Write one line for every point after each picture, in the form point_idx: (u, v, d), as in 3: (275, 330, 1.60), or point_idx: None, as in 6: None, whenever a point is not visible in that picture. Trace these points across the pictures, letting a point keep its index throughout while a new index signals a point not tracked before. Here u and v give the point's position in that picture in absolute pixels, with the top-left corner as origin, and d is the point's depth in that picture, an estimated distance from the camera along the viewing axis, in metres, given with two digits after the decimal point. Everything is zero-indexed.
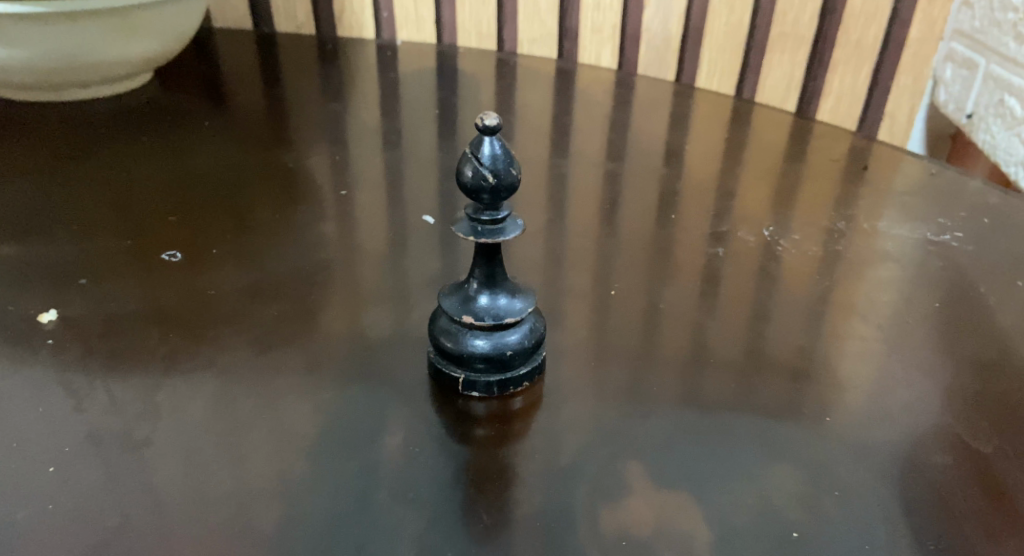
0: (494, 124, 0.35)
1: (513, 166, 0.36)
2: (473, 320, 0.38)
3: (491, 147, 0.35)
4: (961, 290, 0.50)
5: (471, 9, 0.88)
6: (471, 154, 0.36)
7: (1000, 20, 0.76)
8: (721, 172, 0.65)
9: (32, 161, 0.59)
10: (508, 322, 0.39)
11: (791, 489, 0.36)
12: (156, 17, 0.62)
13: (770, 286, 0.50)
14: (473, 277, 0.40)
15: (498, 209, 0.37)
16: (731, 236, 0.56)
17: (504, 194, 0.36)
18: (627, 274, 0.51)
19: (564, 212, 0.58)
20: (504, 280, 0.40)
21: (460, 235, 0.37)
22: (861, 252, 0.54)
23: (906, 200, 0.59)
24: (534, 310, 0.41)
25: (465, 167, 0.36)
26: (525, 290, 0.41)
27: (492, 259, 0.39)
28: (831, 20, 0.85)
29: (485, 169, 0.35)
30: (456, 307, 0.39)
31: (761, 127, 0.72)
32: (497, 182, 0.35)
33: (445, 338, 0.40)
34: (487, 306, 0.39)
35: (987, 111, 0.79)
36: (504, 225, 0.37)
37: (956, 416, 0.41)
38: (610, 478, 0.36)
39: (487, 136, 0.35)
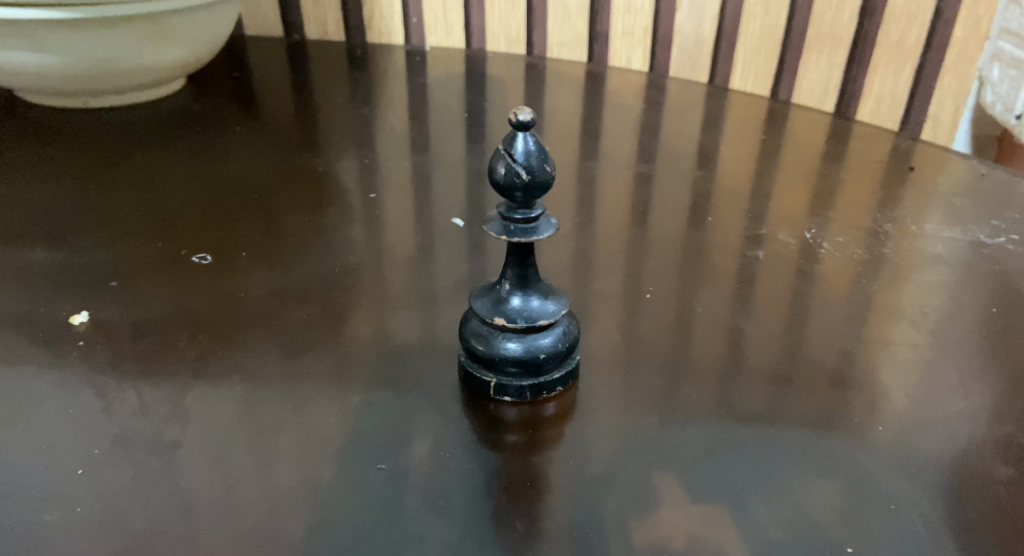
0: (528, 118, 0.34)
1: (547, 163, 0.35)
2: (504, 322, 0.37)
3: (525, 143, 0.34)
4: (1017, 294, 0.48)
5: (501, 14, 0.87)
6: (504, 150, 0.35)
7: None
8: (758, 175, 0.63)
9: (66, 165, 0.60)
10: (541, 325, 0.37)
11: (839, 502, 0.34)
12: (190, 22, 0.62)
13: (814, 289, 0.49)
14: (505, 278, 0.39)
15: (531, 207, 0.36)
16: (769, 238, 0.54)
17: (538, 192, 0.35)
18: (663, 278, 0.50)
19: (596, 215, 0.57)
20: (537, 281, 0.39)
21: (492, 235, 0.36)
22: (907, 254, 0.52)
23: (954, 202, 0.57)
24: (567, 313, 0.40)
25: (497, 165, 0.35)
26: (558, 292, 0.40)
27: (524, 259, 0.38)
28: (870, 21, 0.83)
29: (519, 166, 0.34)
30: (486, 309, 0.38)
31: (798, 129, 0.70)
32: (530, 179, 0.34)
33: (476, 341, 0.38)
34: (519, 308, 0.38)
35: None
36: (537, 224, 0.36)
37: (1015, 425, 0.39)
38: (648, 489, 0.35)
39: (521, 132, 0.34)
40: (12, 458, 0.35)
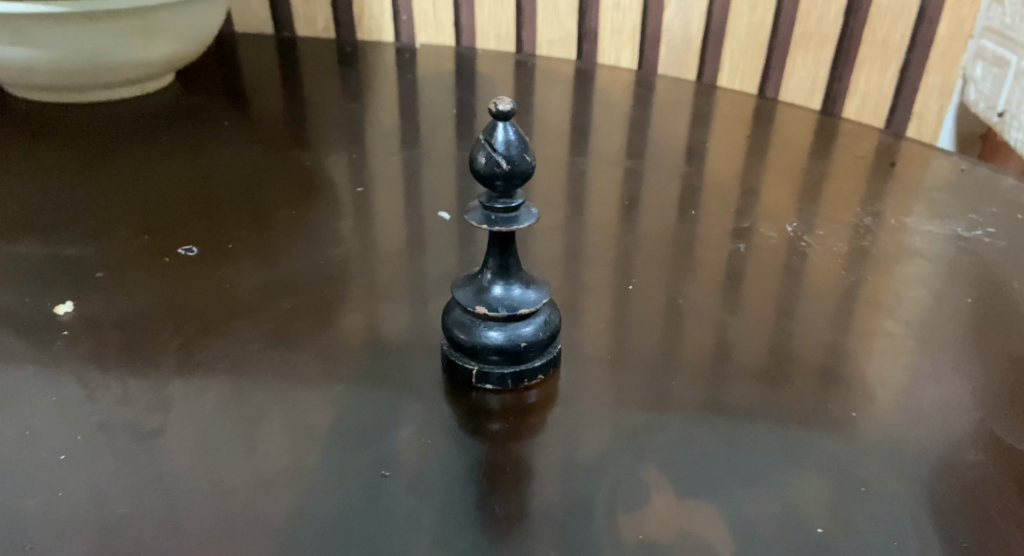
0: (508, 108, 0.34)
1: (527, 153, 0.35)
2: (486, 311, 0.38)
3: (504, 133, 0.34)
4: (995, 286, 0.48)
5: (490, 12, 0.86)
6: (484, 140, 0.35)
7: None
8: (744, 170, 0.64)
9: (52, 159, 0.60)
10: (522, 313, 0.38)
11: (818, 490, 0.35)
12: (179, 18, 0.62)
13: (796, 283, 0.49)
14: (487, 267, 0.39)
15: (511, 197, 0.37)
16: (753, 232, 0.55)
17: (517, 181, 0.35)
18: (647, 271, 0.50)
19: (583, 210, 0.58)
20: (518, 270, 0.39)
21: (473, 224, 0.37)
22: (889, 248, 0.52)
23: (934, 197, 0.58)
24: (549, 302, 0.41)
25: (478, 154, 0.35)
26: (539, 281, 0.40)
27: (506, 249, 0.39)
28: (857, 19, 0.82)
29: (498, 155, 0.34)
30: (468, 298, 0.39)
31: (785, 125, 0.71)
32: (510, 169, 0.35)
33: (458, 329, 0.39)
34: (501, 296, 0.38)
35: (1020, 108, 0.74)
36: (517, 213, 0.37)
37: (989, 414, 0.39)
38: (629, 477, 0.35)
39: (500, 122, 0.35)
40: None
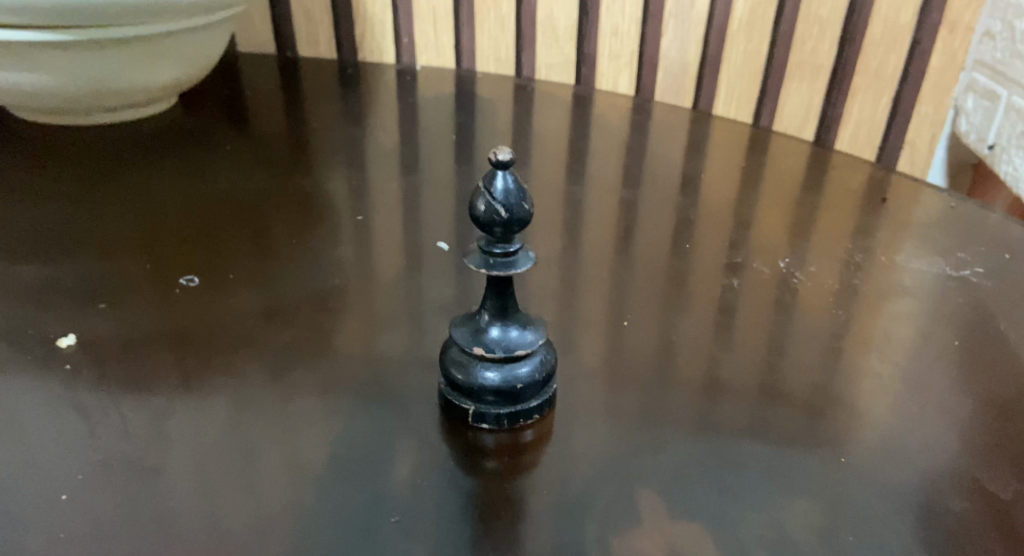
0: (507, 158, 0.35)
1: (525, 201, 0.36)
2: (483, 352, 0.39)
3: (503, 182, 0.35)
4: (983, 327, 0.49)
5: (490, 36, 0.86)
6: (484, 188, 0.36)
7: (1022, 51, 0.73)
8: (738, 201, 0.64)
9: (54, 184, 0.61)
10: (518, 354, 0.39)
11: (813, 518, 0.36)
12: (183, 43, 0.62)
13: (786, 319, 0.50)
14: (484, 309, 0.40)
15: (510, 242, 0.37)
16: (746, 267, 0.56)
17: (516, 228, 0.36)
18: (640, 305, 0.51)
19: (579, 240, 0.58)
20: (516, 312, 0.40)
21: (472, 267, 0.38)
22: (878, 286, 0.53)
23: (924, 233, 0.59)
24: (545, 344, 0.41)
25: (478, 201, 0.36)
26: (536, 323, 0.41)
27: (504, 291, 0.39)
28: (851, 49, 0.81)
29: (498, 204, 0.35)
30: (466, 339, 0.39)
31: (778, 156, 0.72)
32: (509, 216, 0.35)
33: (455, 369, 0.40)
34: (498, 338, 0.39)
35: (1010, 142, 0.76)
36: (515, 257, 0.38)
37: (976, 458, 0.40)
38: (628, 504, 0.36)
39: (500, 170, 0.35)
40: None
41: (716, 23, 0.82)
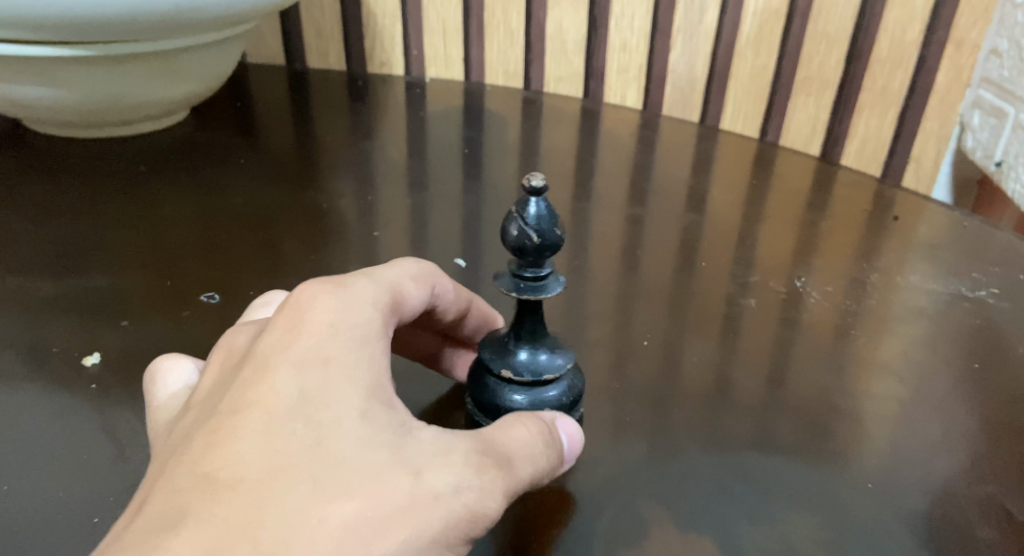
0: (540, 186, 0.35)
1: (557, 226, 0.36)
2: (511, 376, 0.39)
3: (537, 208, 0.35)
4: (1000, 353, 0.49)
5: (499, 48, 0.86)
6: (516, 212, 0.36)
7: None
8: (747, 216, 0.64)
9: (78, 198, 0.61)
10: (547, 378, 0.39)
11: (821, 534, 0.36)
12: (199, 56, 0.62)
13: (798, 337, 0.50)
14: (513, 332, 0.40)
15: (541, 266, 0.38)
16: (759, 285, 0.55)
17: (548, 252, 0.36)
18: (651, 323, 0.50)
19: (590, 256, 0.58)
20: (545, 336, 0.40)
21: (502, 291, 0.38)
22: (888, 304, 0.53)
23: (936, 252, 0.59)
24: (573, 367, 0.41)
25: (510, 226, 0.36)
26: (565, 346, 0.41)
27: (534, 315, 0.39)
28: (857, 65, 0.82)
29: (530, 229, 0.35)
30: (495, 361, 0.39)
31: (785, 172, 0.72)
32: (541, 242, 0.36)
33: (483, 392, 0.40)
34: (527, 361, 0.39)
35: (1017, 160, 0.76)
36: (546, 282, 0.38)
37: (998, 485, 0.39)
38: (635, 517, 0.36)
39: (533, 197, 0.36)
40: (7, 525, 0.34)
41: (723, 39, 0.82)
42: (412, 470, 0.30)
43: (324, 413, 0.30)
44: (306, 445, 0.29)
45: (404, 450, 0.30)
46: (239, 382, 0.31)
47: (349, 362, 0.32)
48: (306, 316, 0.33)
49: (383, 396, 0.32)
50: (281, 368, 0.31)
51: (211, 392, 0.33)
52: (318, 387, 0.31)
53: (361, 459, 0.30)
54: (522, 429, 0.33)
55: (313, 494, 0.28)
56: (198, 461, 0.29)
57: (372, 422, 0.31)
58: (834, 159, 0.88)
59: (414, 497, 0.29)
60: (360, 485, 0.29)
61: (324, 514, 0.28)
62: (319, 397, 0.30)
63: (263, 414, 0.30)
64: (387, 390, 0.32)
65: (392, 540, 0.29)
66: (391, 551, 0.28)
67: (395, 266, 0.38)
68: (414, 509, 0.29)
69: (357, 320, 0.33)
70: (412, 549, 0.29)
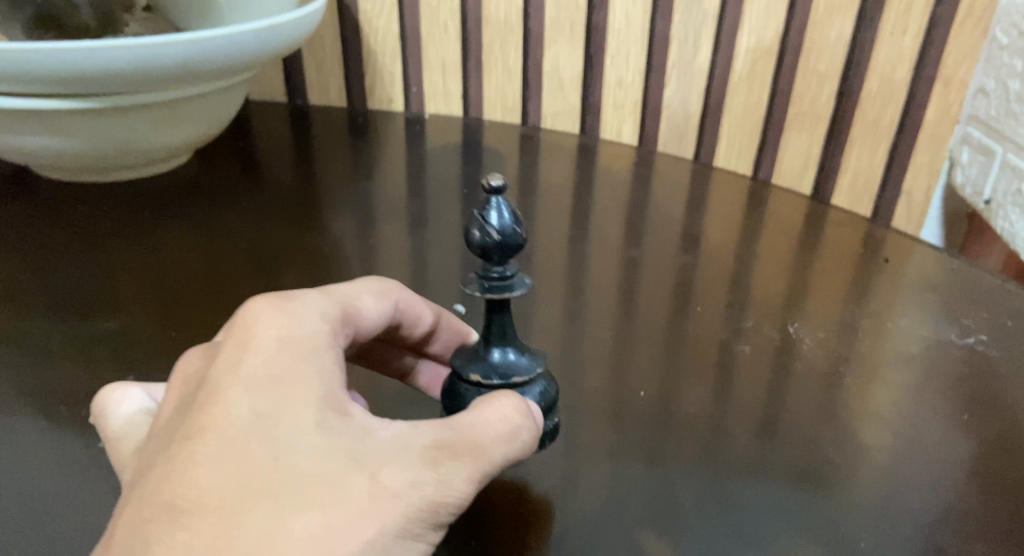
0: (499, 183, 0.38)
1: (517, 224, 0.38)
2: (480, 378, 0.40)
3: (495, 206, 0.38)
4: (990, 401, 0.49)
5: (498, 84, 0.88)
6: (478, 215, 0.38)
7: (1017, 111, 0.74)
8: (739, 258, 0.65)
9: (78, 251, 0.61)
10: (515, 382, 0.40)
11: None
12: (199, 106, 0.63)
13: (789, 385, 0.50)
14: (484, 338, 0.42)
15: (506, 266, 0.39)
16: (751, 331, 0.56)
17: (509, 251, 0.38)
18: (645, 373, 0.51)
19: (584, 300, 0.59)
20: (514, 341, 0.42)
21: (471, 292, 0.39)
22: (879, 351, 0.54)
23: (927, 296, 0.60)
24: (547, 375, 0.43)
25: (472, 228, 0.38)
26: (535, 353, 0.42)
27: (502, 320, 0.41)
28: (848, 101, 0.83)
29: (490, 228, 0.38)
30: (465, 366, 0.41)
31: (778, 212, 0.73)
32: (502, 238, 0.38)
33: (456, 398, 0.41)
34: (495, 363, 0.41)
35: (1005, 198, 0.77)
36: (511, 282, 0.39)
37: (988, 540, 0.40)
38: None
39: (492, 195, 0.38)
40: None
41: (717, 75, 0.84)
42: (369, 474, 0.33)
43: (277, 428, 0.33)
44: (262, 460, 0.32)
45: (360, 455, 0.33)
46: (197, 406, 0.34)
47: (297, 376, 0.35)
48: (253, 335, 0.36)
49: (332, 402, 0.35)
50: (235, 390, 0.34)
51: (170, 417, 0.35)
52: (269, 406, 0.34)
53: (317, 466, 0.33)
54: (489, 419, 0.36)
55: (276, 509, 0.31)
56: (160, 492, 0.32)
57: (326, 429, 0.34)
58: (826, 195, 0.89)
59: (372, 497, 0.32)
60: (318, 492, 0.32)
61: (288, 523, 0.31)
62: (271, 414, 0.34)
63: (222, 435, 0.33)
64: (338, 399, 0.35)
65: (359, 541, 0.31)
66: (357, 550, 0.31)
67: (349, 285, 0.42)
68: (372, 508, 0.32)
69: (304, 334, 0.37)
70: (379, 546, 0.32)
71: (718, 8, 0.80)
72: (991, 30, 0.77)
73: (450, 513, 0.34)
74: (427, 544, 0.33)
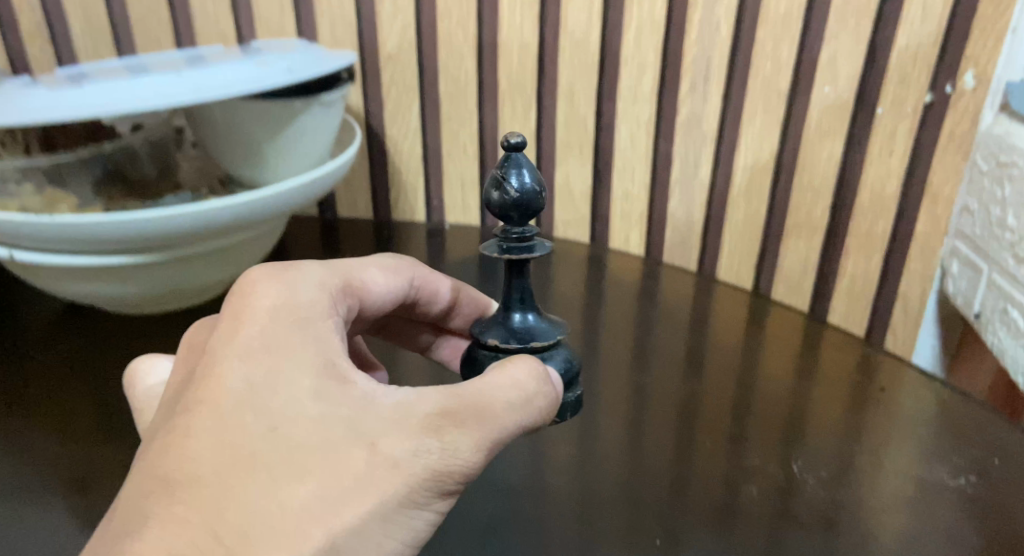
0: (517, 142, 0.40)
1: (537, 188, 0.40)
2: (496, 343, 0.43)
3: (514, 177, 0.40)
4: (996, 532, 0.45)
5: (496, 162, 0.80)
6: (496, 180, 0.40)
7: (996, 231, 0.64)
8: (744, 360, 0.63)
9: (96, 346, 0.64)
10: (534, 345, 0.43)
11: None
12: None
13: (795, 509, 0.47)
14: (503, 308, 0.45)
15: (524, 228, 0.42)
16: (750, 450, 0.53)
17: (527, 215, 0.41)
18: (650, 486, 0.49)
19: (596, 401, 0.58)
20: (533, 306, 0.45)
21: (490, 254, 0.42)
22: (876, 473, 0.50)
23: (920, 433, 0.53)
24: (566, 345, 0.46)
25: (491, 192, 0.40)
26: (555, 322, 0.46)
27: (520, 285, 0.44)
28: (844, 215, 0.75)
29: (509, 192, 0.40)
30: (485, 334, 0.44)
31: (775, 332, 0.66)
32: (519, 201, 0.40)
33: (473, 368, 0.44)
34: (515, 327, 0.44)
35: (993, 314, 0.66)
36: (530, 243, 0.42)
37: None
38: None
39: (512, 155, 0.40)
40: None
41: (722, 166, 0.76)
42: (371, 444, 0.35)
43: (272, 399, 0.36)
44: (259, 432, 0.35)
45: (361, 428, 0.36)
46: (200, 375, 0.37)
47: (283, 365, 0.37)
48: (251, 303, 0.40)
49: (329, 369, 0.38)
50: (230, 360, 0.37)
51: (176, 386, 0.39)
52: (269, 375, 0.37)
53: (317, 423, 0.36)
54: (501, 385, 0.38)
55: (269, 482, 0.34)
56: (155, 465, 0.34)
57: (323, 399, 0.37)
58: (822, 315, 0.80)
59: (372, 463, 0.35)
60: (318, 462, 0.35)
61: (284, 490, 0.34)
62: (263, 385, 0.36)
63: (225, 401, 0.36)
64: (337, 369, 0.38)
65: (353, 513, 0.34)
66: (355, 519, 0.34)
67: (363, 261, 0.48)
68: (371, 471, 0.35)
69: (299, 309, 0.40)
70: (382, 512, 0.35)
71: (717, 129, 0.74)
72: (972, 153, 0.70)
73: (456, 483, 0.36)
74: (435, 510, 0.36)
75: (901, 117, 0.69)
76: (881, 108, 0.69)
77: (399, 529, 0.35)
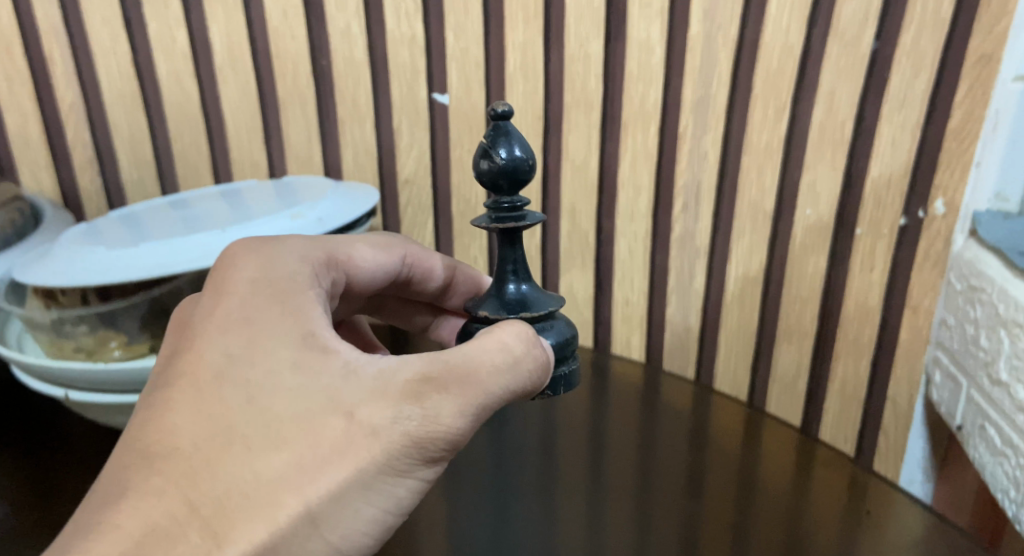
0: (502, 111, 0.47)
1: (521, 156, 0.47)
2: (488, 312, 0.50)
3: (501, 145, 0.47)
4: None
5: None
6: (486, 150, 0.47)
7: (974, 350, 0.68)
8: (740, 487, 0.66)
9: (95, 476, 0.67)
10: (522, 314, 0.49)
11: None
12: None
13: None
14: (500, 279, 0.52)
15: (512, 196, 0.49)
16: None
17: (513, 181, 0.48)
18: None
19: None
20: (526, 278, 0.52)
21: (481, 223, 0.49)
22: None
23: None
24: (559, 315, 0.52)
25: (481, 161, 0.47)
26: (548, 293, 0.52)
27: (512, 248, 0.51)
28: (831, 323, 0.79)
29: (498, 160, 0.47)
30: (481, 303, 0.51)
31: (769, 451, 0.69)
32: (506, 167, 0.47)
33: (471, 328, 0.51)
34: (506, 297, 0.50)
35: (973, 428, 0.70)
36: (518, 211, 0.49)
37: None
38: None
39: (499, 123, 0.47)
40: None
41: (715, 275, 0.82)
42: (345, 413, 0.42)
43: (250, 372, 0.43)
44: (240, 404, 0.42)
45: (334, 398, 0.43)
46: (187, 346, 0.45)
47: (263, 338, 0.44)
48: (229, 282, 0.47)
49: (306, 339, 0.44)
50: (216, 340, 0.44)
51: (169, 351, 0.46)
52: (248, 345, 0.44)
53: (288, 397, 0.42)
54: (488, 349, 0.45)
55: (248, 450, 0.41)
56: (147, 437, 0.42)
57: (299, 370, 0.43)
58: (814, 420, 0.84)
59: (346, 432, 0.42)
60: (292, 434, 0.42)
61: (260, 460, 0.41)
62: (244, 358, 0.44)
63: (207, 373, 0.43)
64: (313, 337, 0.45)
65: (330, 474, 0.42)
66: (330, 478, 0.41)
67: (353, 240, 0.56)
68: (349, 439, 0.42)
69: (275, 282, 0.47)
70: (353, 472, 0.42)
71: (709, 246, 0.80)
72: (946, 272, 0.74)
73: (438, 442, 0.43)
74: (413, 464, 0.43)
75: (879, 237, 0.75)
76: (861, 230, 0.75)
77: (377, 492, 0.43)
